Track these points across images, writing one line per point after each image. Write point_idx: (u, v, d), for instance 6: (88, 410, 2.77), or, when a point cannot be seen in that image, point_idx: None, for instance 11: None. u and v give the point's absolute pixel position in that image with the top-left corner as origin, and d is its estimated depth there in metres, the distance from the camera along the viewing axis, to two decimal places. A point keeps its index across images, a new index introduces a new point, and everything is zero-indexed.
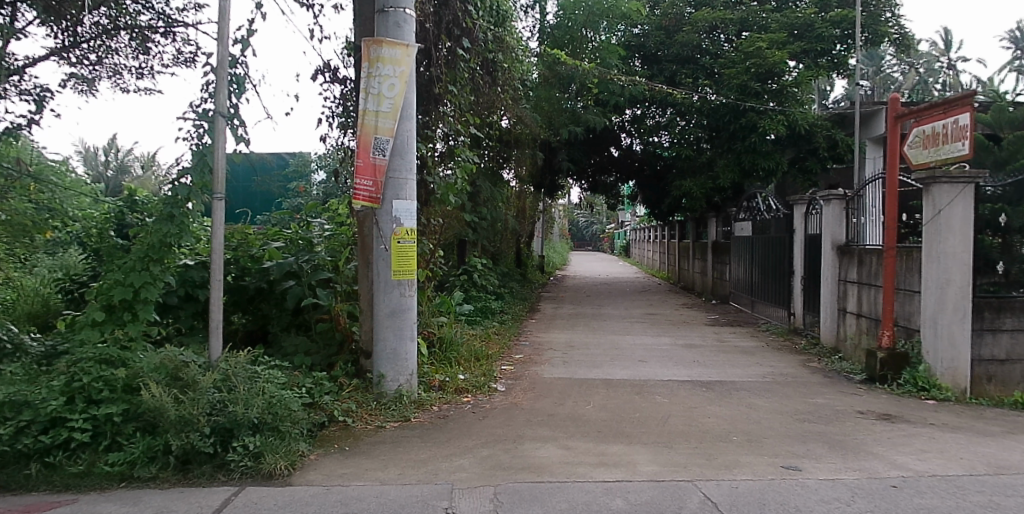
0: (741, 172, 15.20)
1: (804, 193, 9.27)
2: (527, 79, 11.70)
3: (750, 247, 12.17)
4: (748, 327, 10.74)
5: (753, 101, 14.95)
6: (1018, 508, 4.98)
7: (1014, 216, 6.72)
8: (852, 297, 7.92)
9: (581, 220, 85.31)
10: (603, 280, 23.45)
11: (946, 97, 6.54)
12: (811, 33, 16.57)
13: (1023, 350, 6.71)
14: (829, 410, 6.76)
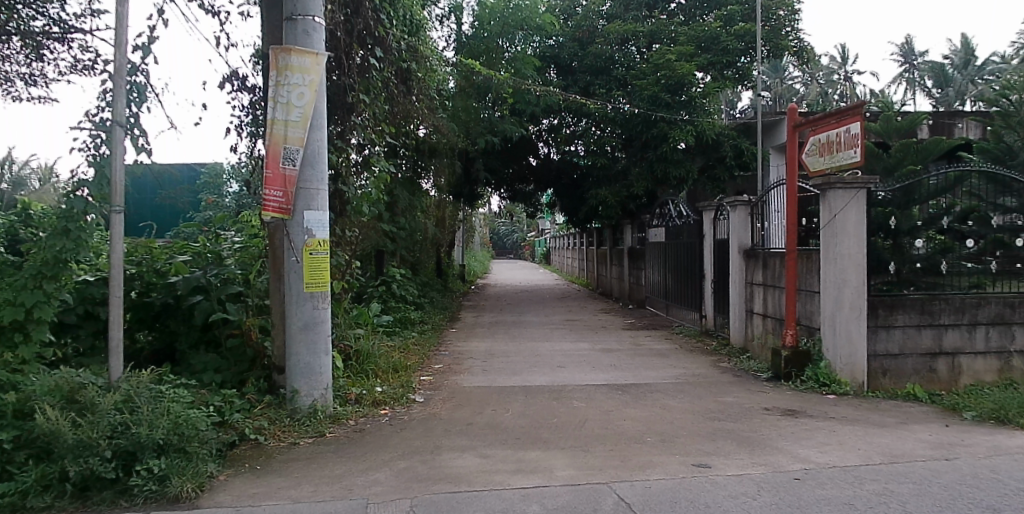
0: (654, 179, 15.70)
1: (712, 200, 9.59)
2: (442, 89, 11.74)
3: (664, 252, 12.52)
4: (663, 331, 11.01)
5: (664, 111, 15.40)
6: (909, 494, 5.26)
7: (902, 219, 7.02)
8: (758, 299, 8.21)
9: (504, 228, 85.82)
10: (526, 288, 23.58)
11: (839, 107, 6.86)
12: (715, 45, 17.16)
13: (914, 345, 6.97)
14: (738, 408, 6.98)
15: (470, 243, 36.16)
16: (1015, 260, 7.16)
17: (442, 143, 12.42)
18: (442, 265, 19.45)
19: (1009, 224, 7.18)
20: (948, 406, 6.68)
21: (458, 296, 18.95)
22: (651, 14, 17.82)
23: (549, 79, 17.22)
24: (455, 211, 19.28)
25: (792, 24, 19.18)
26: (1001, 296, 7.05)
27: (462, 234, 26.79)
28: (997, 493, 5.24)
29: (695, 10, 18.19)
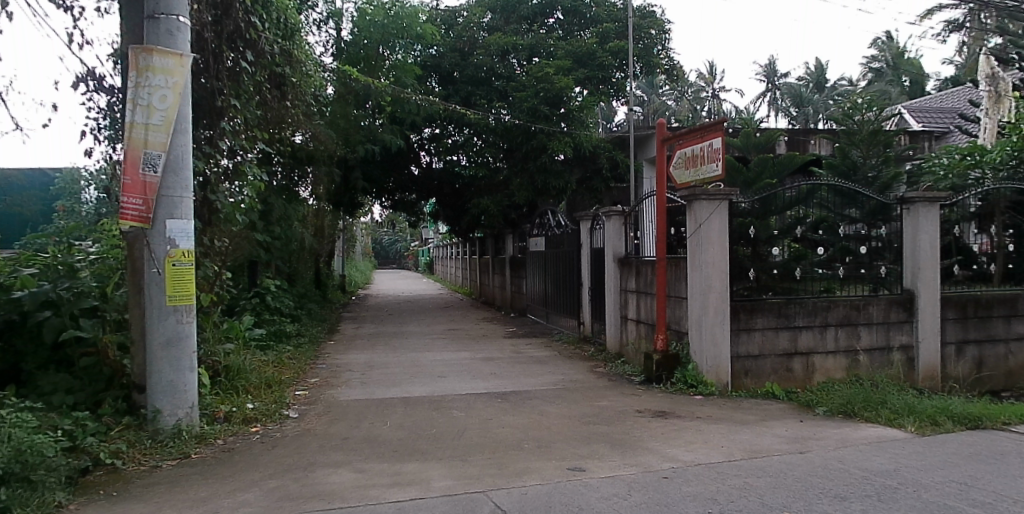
0: (534, 189, 16.13)
1: (588, 210, 9.90)
2: (319, 95, 11.46)
3: (543, 261, 12.76)
4: (542, 337, 11.25)
5: (543, 123, 15.70)
6: (766, 487, 5.59)
7: (761, 228, 7.41)
8: (632, 305, 8.52)
9: (388, 238, 85.28)
10: (410, 298, 23.37)
11: (703, 122, 7.22)
12: (592, 61, 17.78)
13: (773, 346, 7.38)
14: (612, 412, 7.20)
15: (349, 253, 35.42)
16: (858, 266, 7.67)
17: (319, 150, 12.21)
18: (321, 275, 18.92)
19: (855, 233, 7.67)
20: (802, 403, 7.13)
21: (338, 308, 18.49)
22: (531, 27, 18.27)
23: (430, 88, 17.32)
24: (335, 220, 18.82)
25: (663, 43, 20.05)
26: (848, 299, 7.52)
27: (342, 244, 26.25)
28: (843, 483, 5.66)
29: (573, 26, 18.71)
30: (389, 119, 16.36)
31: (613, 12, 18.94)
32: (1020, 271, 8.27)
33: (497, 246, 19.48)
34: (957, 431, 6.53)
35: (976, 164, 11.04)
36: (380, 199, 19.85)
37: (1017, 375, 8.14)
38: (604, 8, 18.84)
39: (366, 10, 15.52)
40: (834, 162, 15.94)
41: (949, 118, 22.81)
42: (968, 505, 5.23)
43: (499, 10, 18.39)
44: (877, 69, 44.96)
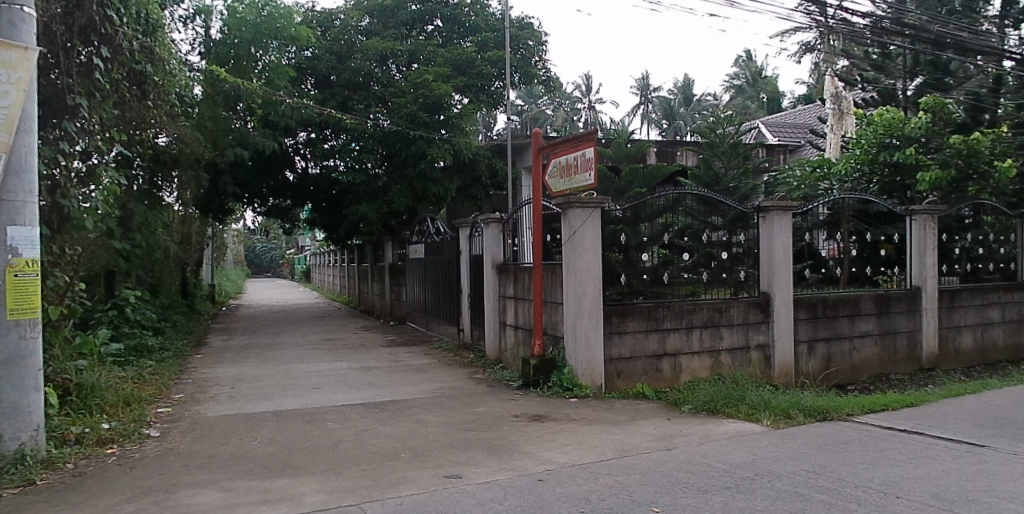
0: (413, 197, 16.11)
1: (467, 217, 9.98)
2: (185, 96, 10.98)
3: (423, 268, 12.74)
4: (422, 345, 11.22)
5: (422, 130, 15.74)
6: (635, 484, 5.80)
7: (631, 235, 7.71)
8: (510, 311, 8.65)
9: (260, 245, 82.57)
10: (285, 308, 22.63)
11: (576, 133, 7.44)
12: (472, 69, 18.01)
13: (643, 348, 7.68)
14: (489, 418, 7.27)
15: (220, 261, 33.75)
16: (720, 270, 8.11)
17: (184, 153, 11.59)
18: (187, 285, 17.90)
19: (717, 240, 8.11)
20: (670, 402, 7.46)
21: (206, 319, 17.56)
22: (410, 33, 18.31)
23: (305, 90, 16.98)
24: (202, 227, 17.94)
25: (539, 55, 20.63)
26: (711, 302, 7.95)
27: (212, 251, 24.97)
28: (705, 476, 5.98)
29: (451, 34, 19.04)
30: (262, 122, 15.91)
31: (492, 22, 19.53)
32: (863, 273, 9.00)
33: (376, 254, 19.18)
34: (807, 423, 7.05)
35: (824, 175, 13.68)
36: (252, 204, 18.93)
37: (862, 370, 8.88)
38: (482, 18, 19.34)
39: (236, 8, 14.99)
40: (699, 173, 17.05)
41: (799, 134, 24.77)
42: (816, 492, 5.65)
43: (377, 14, 18.23)
44: (740, 86, 48.02)
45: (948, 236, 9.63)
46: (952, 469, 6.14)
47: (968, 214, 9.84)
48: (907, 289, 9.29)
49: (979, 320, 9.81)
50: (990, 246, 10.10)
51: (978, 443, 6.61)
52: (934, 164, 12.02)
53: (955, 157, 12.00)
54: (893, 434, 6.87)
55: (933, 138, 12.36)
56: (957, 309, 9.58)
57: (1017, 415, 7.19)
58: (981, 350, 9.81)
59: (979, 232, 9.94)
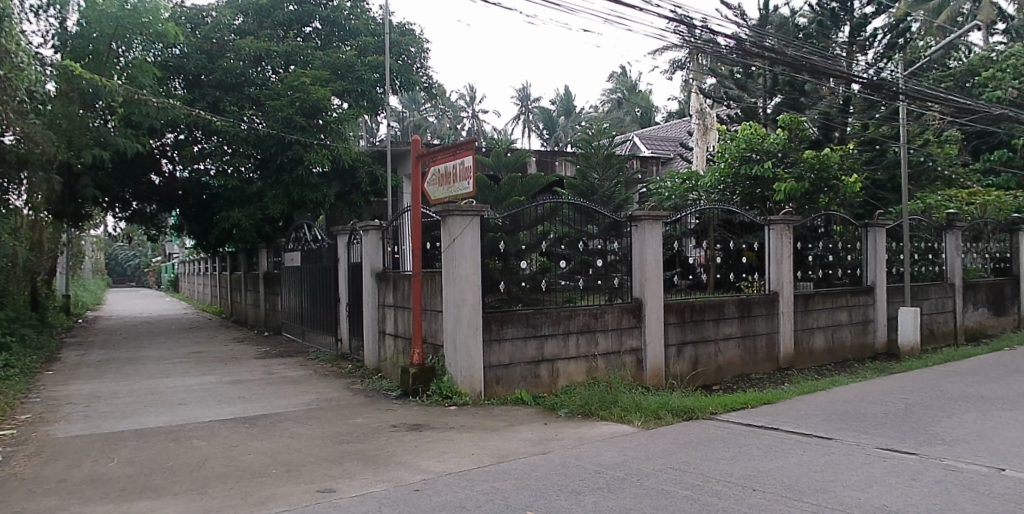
0: (290, 202, 15.77)
1: (345, 224, 9.85)
2: (34, 91, 10.30)
3: (300, 277, 12.26)
4: (297, 356, 10.96)
5: (298, 135, 15.46)
6: (512, 489, 5.84)
7: (510, 243, 7.83)
8: (390, 320, 8.60)
9: (126, 252, 77.46)
10: (150, 320, 21.40)
11: (455, 141, 7.47)
12: (351, 74, 17.76)
13: (522, 354, 7.80)
14: (365, 430, 7.17)
15: (73, 272, 31.28)
16: (596, 277, 8.35)
17: (34, 154, 10.80)
18: (38, 295, 16.59)
19: (593, 248, 8.36)
20: (547, 406, 7.60)
21: (58, 333, 16.28)
22: (286, 34, 17.89)
23: (173, 90, 16.28)
24: (55, 232, 16.78)
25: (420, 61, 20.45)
26: (587, 308, 8.19)
27: (66, 261, 23.28)
28: (579, 478, 6.13)
29: (331, 36, 18.61)
30: (124, 122, 15.05)
31: (372, 26, 19.13)
32: (728, 280, 9.47)
33: (249, 261, 18.61)
34: (674, 422, 7.38)
35: (693, 187, 14.66)
36: (113, 208, 18.09)
37: (726, 370, 9.40)
38: (362, 21, 18.96)
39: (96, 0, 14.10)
40: (575, 182, 17.70)
41: (669, 147, 25.99)
42: (681, 488, 5.92)
43: (253, 13, 17.77)
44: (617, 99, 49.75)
45: (802, 244, 10.38)
46: (803, 461, 6.60)
47: (820, 224, 10.64)
48: (766, 294, 9.90)
49: (830, 322, 10.62)
50: (840, 253, 10.93)
51: (827, 436, 7.14)
52: (789, 176, 13.51)
53: (808, 170, 13.63)
54: (752, 430, 7.30)
55: (788, 154, 13.94)
56: (810, 312, 10.33)
57: (859, 409, 7.84)
58: (831, 350, 10.62)
59: (829, 240, 10.75)
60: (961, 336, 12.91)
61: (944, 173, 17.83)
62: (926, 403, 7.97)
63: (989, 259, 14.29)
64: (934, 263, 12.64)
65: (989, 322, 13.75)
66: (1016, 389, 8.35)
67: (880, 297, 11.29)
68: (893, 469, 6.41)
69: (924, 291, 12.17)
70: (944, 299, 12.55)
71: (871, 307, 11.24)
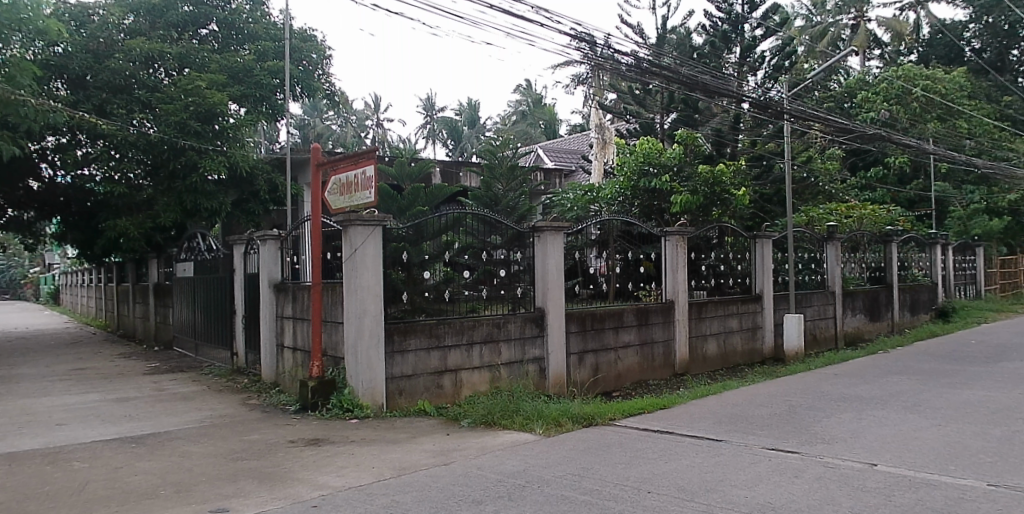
0: (182, 211, 15.36)
1: (241, 234, 9.69)
2: None
3: (192, 288, 11.99)
4: (189, 371, 10.59)
5: (192, 140, 15.14)
6: (413, 501, 5.77)
7: (413, 253, 7.81)
8: (288, 332, 8.48)
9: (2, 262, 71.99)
10: (25, 336, 20.04)
11: (357, 149, 7.40)
12: (249, 78, 17.41)
13: (425, 365, 7.78)
14: (261, 446, 6.98)
15: None
16: (500, 287, 8.45)
17: None
18: None
19: (495, 258, 8.45)
20: (450, 417, 7.59)
21: None
22: (180, 36, 17.25)
23: (55, 91, 15.36)
24: None
25: (323, 68, 20.28)
26: (490, 318, 8.26)
27: None
28: (480, 488, 6.13)
29: (228, 40, 18.12)
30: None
31: (272, 31, 18.70)
32: (627, 289, 9.88)
33: (137, 273, 17.83)
34: (574, 429, 7.52)
35: (594, 199, 15.14)
36: None
37: (624, 377, 9.72)
38: (262, 26, 18.52)
39: None
40: (480, 193, 17.87)
41: (571, 159, 26.68)
42: (580, 494, 6.02)
43: (144, 12, 17.16)
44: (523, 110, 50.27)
45: (697, 254, 10.83)
46: (695, 463, 6.86)
47: (714, 235, 11.14)
48: (663, 302, 10.32)
49: (721, 329, 11.14)
50: (731, 263, 11.49)
51: (717, 438, 7.46)
52: (685, 190, 14.37)
53: (703, 184, 14.52)
54: (648, 435, 7.55)
55: (682, 168, 14.88)
56: (703, 319, 10.83)
57: (748, 411, 8.24)
58: (723, 355, 11.15)
59: (721, 251, 11.26)
60: (841, 341, 13.78)
61: (824, 188, 19.45)
62: (809, 404, 8.47)
63: (866, 268, 15.26)
64: (817, 272, 13.41)
65: (866, 327, 14.72)
66: (887, 389, 9.01)
67: (768, 305, 11.94)
68: (778, 468, 6.75)
69: (807, 299, 12.90)
70: (826, 305, 13.36)
71: (759, 314, 11.86)
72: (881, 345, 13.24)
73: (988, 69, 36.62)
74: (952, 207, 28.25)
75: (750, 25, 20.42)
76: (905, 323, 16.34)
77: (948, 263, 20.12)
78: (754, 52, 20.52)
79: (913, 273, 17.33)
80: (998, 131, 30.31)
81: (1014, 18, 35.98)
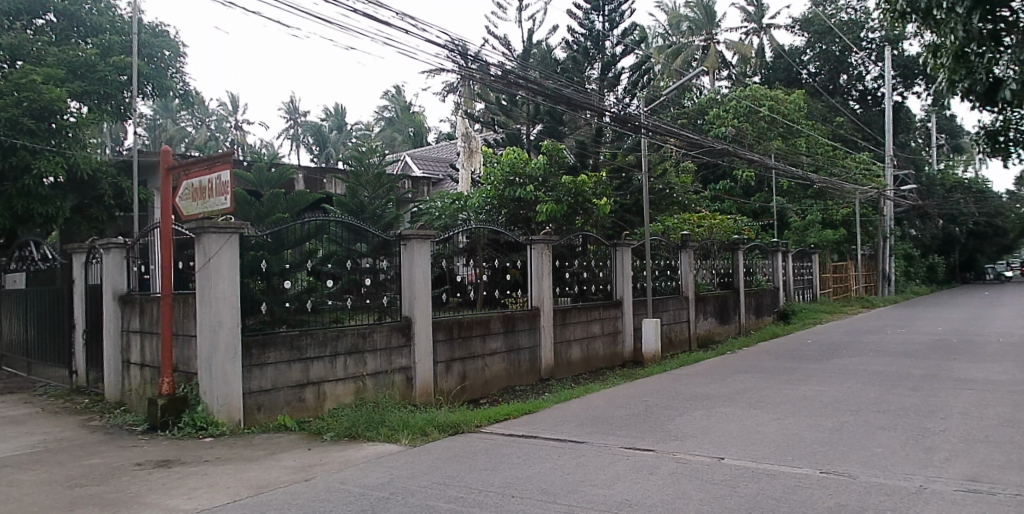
0: (13, 217, 14.31)
1: (81, 243, 9.20)
2: None
3: (23, 301, 11.05)
4: (20, 393, 9.75)
5: (27, 138, 14.14)
6: None
7: (273, 262, 7.56)
8: (137, 348, 8.15)
9: None
10: None
11: (211, 153, 7.04)
12: (92, 74, 16.52)
13: (286, 378, 7.55)
14: (102, 471, 6.45)
15: None
16: (365, 296, 8.38)
17: None
18: None
19: (360, 266, 8.35)
20: (311, 431, 7.40)
21: None
22: (12, 25, 16.04)
23: None
24: None
25: (176, 67, 19.61)
26: (355, 328, 8.18)
27: None
28: (341, 502, 5.86)
29: (68, 32, 17.09)
30: None
31: (118, 24, 17.87)
32: (494, 297, 10.11)
33: None
34: (440, 438, 7.52)
35: (461, 208, 15.30)
36: None
37: (492, 383, 9.93)
38: (106, 18, 17.59)
39: None
40: (345, 200, 17.61)
41: (438, 169, 26.89)
42: (445, 503, 5.91)
43: None
44: (390, 117, 49.63)
45: (561, 262, 11.19)
46: (558, 466, 7.01)
47: (578, 243, 11.55)
48: (529, 309, 10.63)
49: (584, 334, 11.61)
50: (594, 270, 11.97)
51: (579, 441, 7.70)
52: (549, 199, 15.06)
53: (566, 194, 15.31)
54: (513, 440, 7.68)
55: (547, 178, 15.47)
56: (567, 325, 11.25)
57: (608, 414, 8.58)
58: (586, 359, 11.61)
59: (585, 259, 11.70)
60: (694, 343, 14.66)
61: (678, 199, 20.67)
62: (663, 405, 8.97)
63: (716, 275, 16.30)
64: (672, 279, 14.20)
65: (716, 329, 15.75)
66: (734, 387, 9.68)
67: (628, 310, 12.57)
68: (636, 466, 7.03)
69: (663, 304, 13.65)
70: (680, 310, 14.19)
71: (619, 319, 12.45)
72: (729, 347, 14.26)
73: (821, 92, 40.43)
74: (789, 218, 30.70)
75: (610, 42, 21.50)
76: (750, 325, 17.61)
77: (788, 270, 21.89)
78: (613, 69, 21.60)
79: (757, 279, 18.72)
80: (833, 148, 33.44)
81: (843, 46, 39.95)
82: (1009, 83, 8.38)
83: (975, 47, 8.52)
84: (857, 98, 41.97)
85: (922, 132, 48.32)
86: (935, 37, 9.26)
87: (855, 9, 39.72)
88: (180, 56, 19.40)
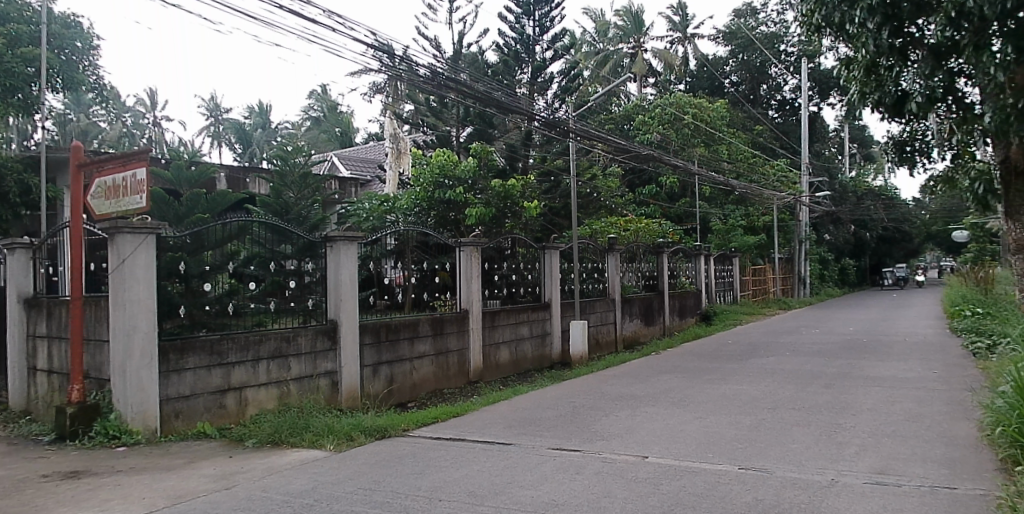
0: None
1: None
2: None
3: None
4: None
5: None
6: None
7: (192, 263, 7.32)
8: (44, 353, 7.75)
9: None
10: None
11: (126, 150, 6.76)
12: None
13: (206, 384, 7.31)
14: (4, 484, 6.08)
15: None
16: (289, 299, 8.21)
17: None
18: None
19: (285, 268, 8.18)
20: (232, 438, 7.20)
21: None
22: None
23: None
24: None
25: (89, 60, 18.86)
26: (278, 333, 8.01)
27: None
28: (262, 510, 5.71)
29: None
30: None
31: (26, 13, 17.07)
32: (422, 299, 10.07)
33: None
34: (367, 443, 7.42)
35: (390, 209, 15.24)
36: None
37: (420, 387, 9.89)
38: (13, 6, 16.76)
39: None
40: (269, 201, 17.23)
41: (367, 170, 26.58)
42: (370, 508, 5.83)
43: None
44: (318, 116, 48.66)
45: (490, 265, 11.24)
46: (485, 468, 7.03)
47: (507, 246, 11.62)
48: (458, 311, 10.64)
49: (513, 337, 11.70)
50: (523, 273, 12.08)
51: (507, 442, 7.73)
52: (478, 202, 15.16)
53: (495, 197, 15.45)
54: (441, 443, 7.65)
55: (476, 181, 15.63)
56: (496, 327, 11.32)
57: (535, 416, 8.66)
58: (514, 361, 11.70)
59: (514, 261, 11.78)
60: (620, 345, 14.97)
61: (605, 203, 21.07)
62: (590, 405, 9.11)
63: (642, 277, 16.69)
64: (599, 281, 14.47)
65: (642, 331, 16.13)
66: (658, 387, 9.93)
67: (556, 312, 12.74)
68: (563, 467, 7.11)
69: (590, 306, 13.89)
70: (607, 312, 14.48)
71: (548, 322, 12.60)
72: (654, 348, 14.63)
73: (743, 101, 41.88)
74: (712, 221, 31.93)
75: (541, 47, 21.75)
76: (674, 327, 18.11)
77: (711, 273, 22.61)
78: (544, 73, 21.83)
79: (680, 282, 19.26)
80: (754, 156, 34.76)
81: (763, 58, 41.57)
82: (914, 96, 8.79)
83: (885, 61, 8.95)
84: (777, 108, 43.72)
85: (837, 141, 50.79)
86: (849, 51, 9.69)
87: (776, 23, 41.41)
88: (94, 49, 18.64)
